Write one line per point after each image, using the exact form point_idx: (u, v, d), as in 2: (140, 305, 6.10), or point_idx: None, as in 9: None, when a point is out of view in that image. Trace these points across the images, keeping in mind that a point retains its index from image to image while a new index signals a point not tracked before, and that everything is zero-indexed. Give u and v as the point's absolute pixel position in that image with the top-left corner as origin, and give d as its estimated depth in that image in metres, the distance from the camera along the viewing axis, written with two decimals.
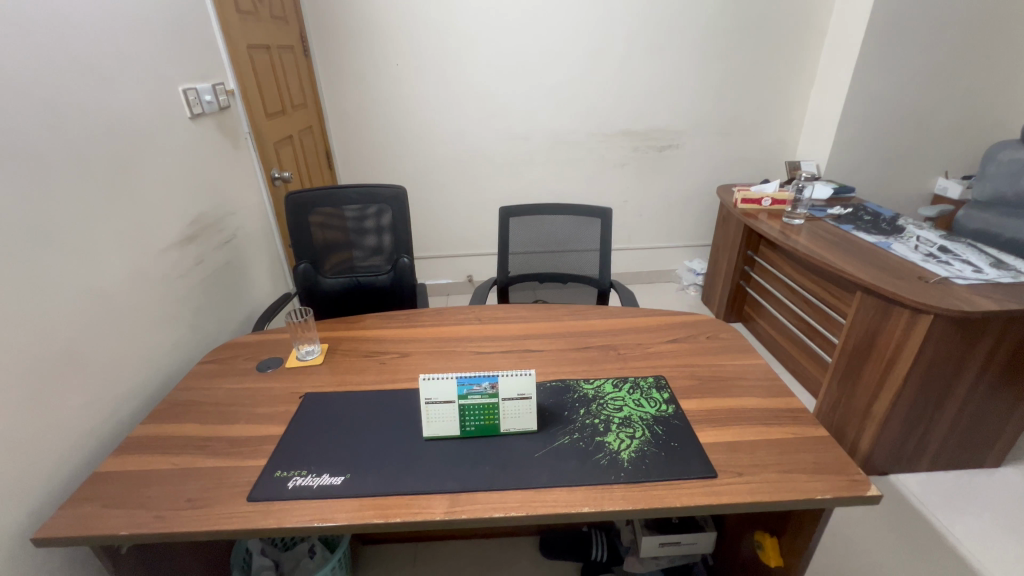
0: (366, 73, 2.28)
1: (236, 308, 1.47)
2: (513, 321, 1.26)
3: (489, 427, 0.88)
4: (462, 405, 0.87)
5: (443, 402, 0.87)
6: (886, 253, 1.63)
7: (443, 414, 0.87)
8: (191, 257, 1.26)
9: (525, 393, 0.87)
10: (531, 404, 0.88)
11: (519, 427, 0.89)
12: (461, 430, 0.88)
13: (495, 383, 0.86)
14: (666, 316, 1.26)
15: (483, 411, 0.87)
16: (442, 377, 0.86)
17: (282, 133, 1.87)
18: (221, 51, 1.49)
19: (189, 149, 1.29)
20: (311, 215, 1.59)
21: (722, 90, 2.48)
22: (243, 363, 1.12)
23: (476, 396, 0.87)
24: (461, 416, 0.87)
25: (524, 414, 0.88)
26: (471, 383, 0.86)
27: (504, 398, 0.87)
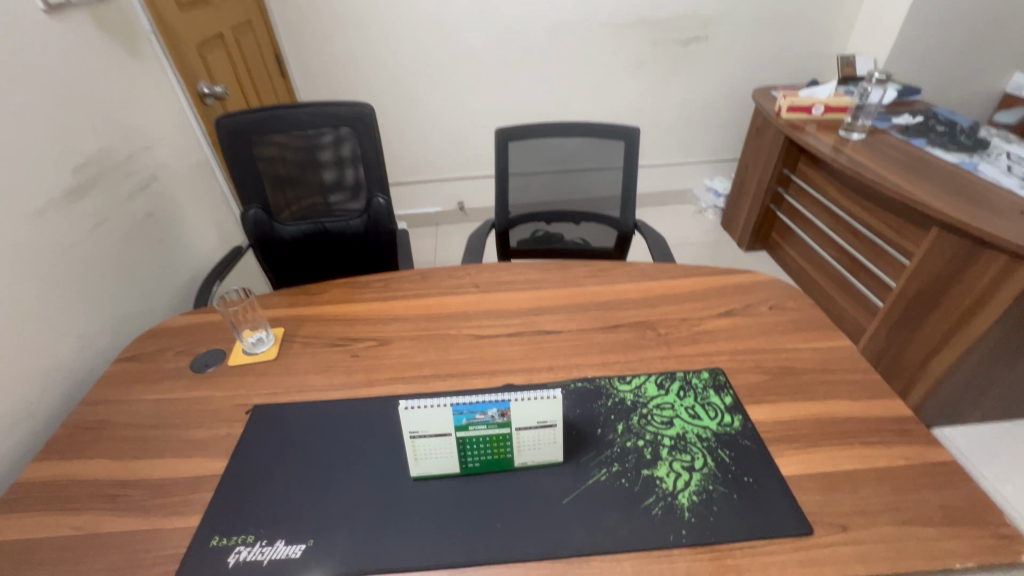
0: None
1: (172, 272, 1.18)
2: (520, 288, 0.99)
3: (498, 462, 0.65)
4: (462, 438, 0.63)
5: (436, 435, 0.63)
6: (972, 178, 1.33)
7: (436, 450, 0.64)
8: (90, 216, 0.94)
9: (548, 421, 0.63)
10: (556, 433, 0.64)
11: (539, 461, 0.66)
12: (461, 467, 0.65)
13: (507, 410, 0.62)
14: (715, 276, 0.99)
15: (491, 444, 0.64)
16: (432, 404, 0.61)
17: (208, 31, 1.43)
18: None
19: (54, 59, 0.90)
20: (253, 144, 1.24)
21: None
22: (173, 361, 0.86)
23: (481, 426, 0.63)
24: (461, 451, 0.64)
25: (546, 446, 0.65)
26: (473, 411, 0.62)
27: (520, 428, 0.63)
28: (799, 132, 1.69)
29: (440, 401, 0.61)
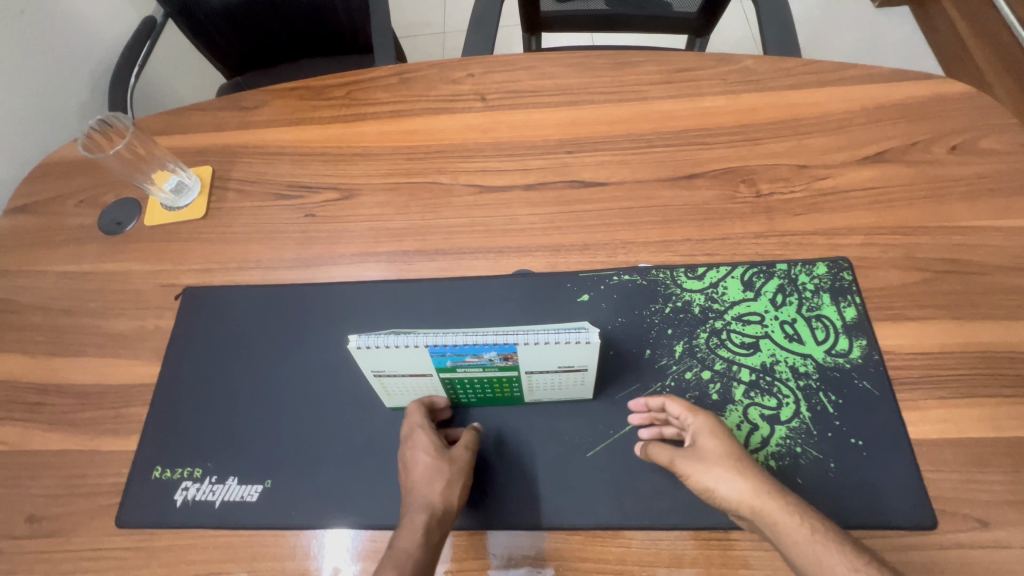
0: None
1: (56, 62, 0.85)
2: (548, 103, 0.65)
3: (502, 398, 0.48)
4: (450, 376, 0.44)
5: (411, 373, 0.44)
6: None
7: (412, 386, 0.46)
8: None
9: (573, 365, 0.43)
10: (586, 375, 0.44)
11: (558, 397, 0.48)
12: (452, 399, 0.49)
13: (515, 352, 0.41)
14: (868, 86, 0.60)
15: (491, 382, 0.45)
16: (398, 342, 0.40)
17: None
18: None
19: None
20: None
21: None
22: (75, 216, 0.64)
23: (475, 366, 0.43)
24: (448, 387, 0.46)
25: (570, 387, 0.46)
26: (463, 353, 0.41)
27: (533, 370, 0.43)
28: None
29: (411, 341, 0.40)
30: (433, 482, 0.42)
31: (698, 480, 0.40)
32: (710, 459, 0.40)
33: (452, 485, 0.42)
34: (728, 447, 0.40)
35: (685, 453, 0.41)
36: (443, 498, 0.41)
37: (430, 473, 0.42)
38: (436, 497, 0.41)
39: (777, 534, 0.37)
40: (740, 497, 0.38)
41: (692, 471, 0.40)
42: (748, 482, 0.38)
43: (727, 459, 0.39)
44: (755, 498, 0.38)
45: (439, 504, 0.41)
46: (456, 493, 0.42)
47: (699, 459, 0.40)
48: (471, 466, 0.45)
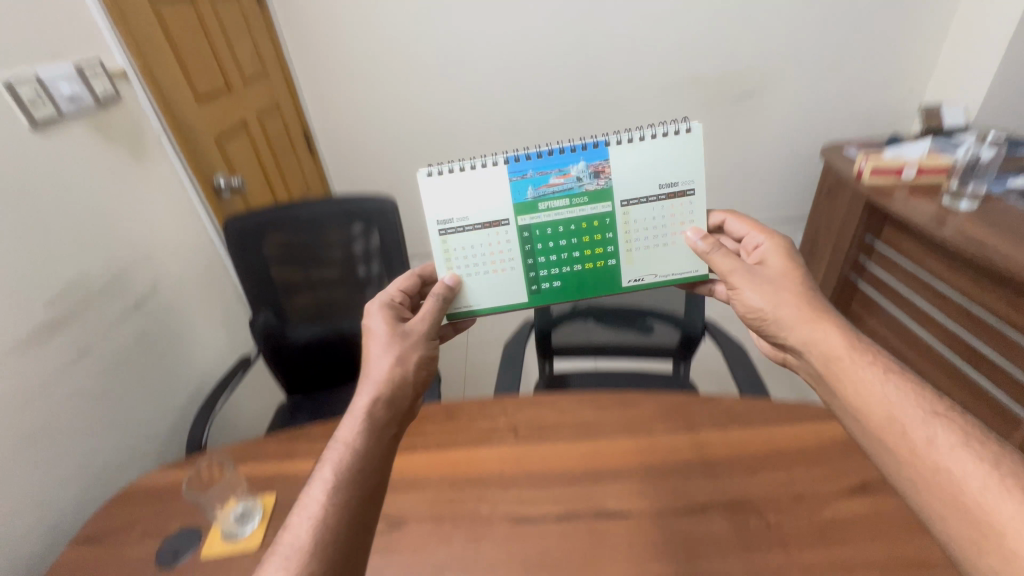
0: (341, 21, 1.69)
1: (164, 393, 1.06)
2: (570, 437, 0.78)
3: (597, 221, 0.68)
4: (533, 221, 0.68)
5: (486, 224, 0.68)
6: None
7: (484, 253, 0.69)
8: (65, 353, 0.85)
9: (668, 186, 0.67)
10: (691, 201, 0.68)
11: (660, 279, 0.71)
12: (539, 282, 0.70)
13: (607, 161, 0.66)
14: (832, 423, 0.74)
15: (583, 222, 0.68)
16: (467, 168, 0.67)
17: (226, 121, 1.38)
18: (96, 17, 0.99)
19: (40, 183, 0.83)
20: (261, 244, 1.11)
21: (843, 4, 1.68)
22: (136, 545, 0.69)
23: (563, 194, 0.67)
24: (537, 251, 0.69)
25: (672, 218, 0.69)
26: (546, 174, 0.67)
27: (643, 163, 0.66)
28: (885, 200, 1.44)
29: (485, 162, 0.66)
30: (330, 470, 0.51)
31: (751, 297, 0.63)
32: (769, 279, 0.63)
33: (343, 483, 0.50)
34: (785, 266, 0.65)
35: (750, 270, 0.65)
36: (401, 364, 0.61)
37: (333, 462, 0.51)
38: (323, 493, 0.49)
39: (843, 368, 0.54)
40: (766, 296, 0.62)
41: (750, 284, 0.64)
42: (776, 289, 0.62)
43: (785, 275, 0.63)
44: (778, 305, 0.61)
45: (396, 372, 0.60)
46: (346, 491, 0.50)
47: (756, 276, 0.64)
48: (376, 460, 0.53)
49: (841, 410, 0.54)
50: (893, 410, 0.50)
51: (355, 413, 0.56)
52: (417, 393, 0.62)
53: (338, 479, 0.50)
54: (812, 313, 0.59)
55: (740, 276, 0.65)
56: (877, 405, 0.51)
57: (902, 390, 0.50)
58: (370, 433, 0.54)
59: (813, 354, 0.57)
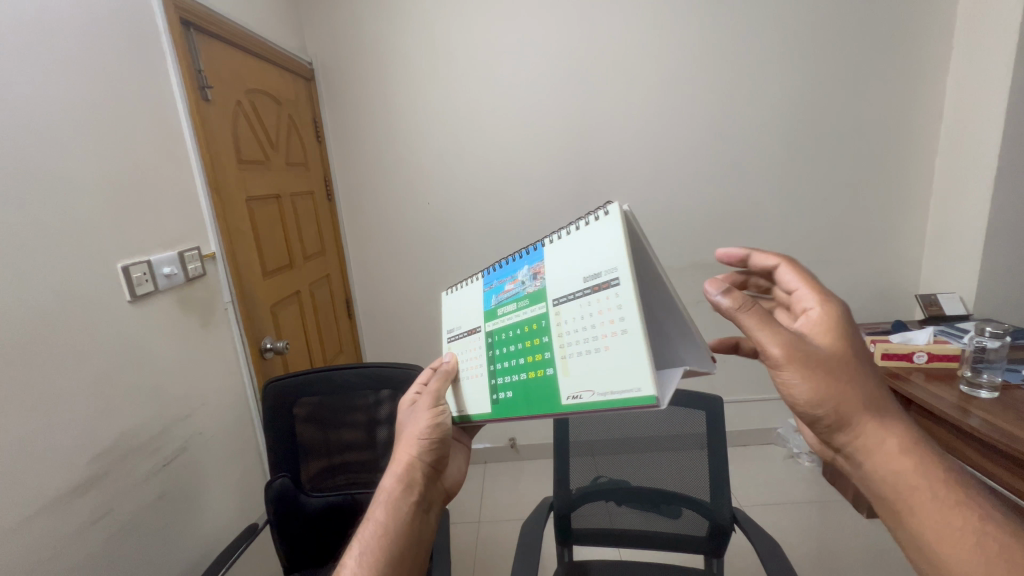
0: (394, 214, 2.03)
1: (165, 563, 1.01)
2: None
3: (536, 328, 0.64)
4: (493, 325, 0.70)
5: (468, 330, 0.74)
6: None
7: (468, 352, 0.72)
8: (89, 514, 0.85)
9: (591, 276, 0.58)
10: (617, 292, 0.56)
11: (600, 399, 0.55)
12: (494, 393, 0.65)
13: (543, 262, 0.66)
14: None
15: (528, 325, 0.65)
16: (466, 284, 0.78)
17: (284, 291, 1.57)
18: (205, 214, 1.24)
19: (122, 347, 0.95)
20: (292, 408, 1.16)
21: (825, 211, 1.94)
22: None
23: (514, 298, 0.68)
24: (496, 356, 0.68)
25: (601, 316, 0.57)
26: (502, 283, 0.72)
27: (573, 261, 0.62)
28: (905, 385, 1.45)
29: (472, 278, 0.78)
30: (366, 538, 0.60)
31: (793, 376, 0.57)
32: (824, 362, 0.57)
33: (378, 548, 0.59)
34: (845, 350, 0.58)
35: (803, 343, 0.58)
36: (417, 433, 0.66)
37: (369, 528, 0.61)
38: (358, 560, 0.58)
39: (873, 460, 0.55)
40: (818, 390, 0.56)
41: (797, 366, 0.57)
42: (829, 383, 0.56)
43: (843, 358, 0.57)
44: (833, 401, 0.56)
45: (414, 443, 0.65)
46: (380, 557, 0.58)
47: (812, 352, 0.57)
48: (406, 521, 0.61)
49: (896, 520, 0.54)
50: (955, 547, 0.49)
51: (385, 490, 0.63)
52: (439, 455, 0.66)
53: (370, 547, 0.59)
54: (872, 410, 0.56)
55: (787, 352, 0.56)
56: (944, 535, 0.50)
57: (957, 510, 0.51)
58: (394, 506, 0.61)
59: (878, 468, 0.55)
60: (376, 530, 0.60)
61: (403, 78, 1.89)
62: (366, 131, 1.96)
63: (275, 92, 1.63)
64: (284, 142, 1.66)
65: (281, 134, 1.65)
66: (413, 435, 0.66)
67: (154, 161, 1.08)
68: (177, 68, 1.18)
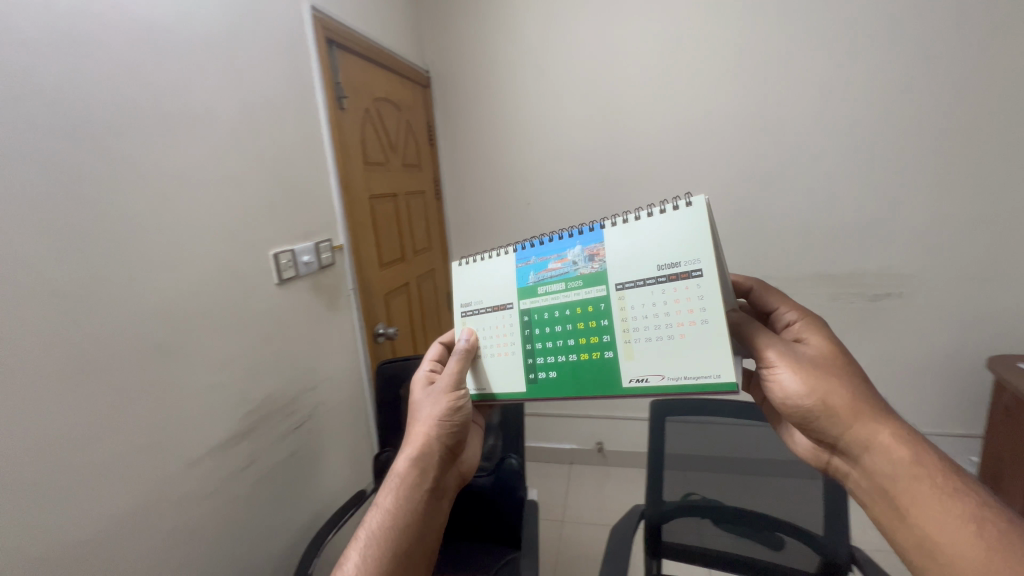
0: (496, 213, 2.11)
1: (291, 511, 1.17)
2: None
3: (592, 312, 0.68)
4: (532, 304, 0.72)
5: (493, 308, 0.75)
6: None
7: (492, 330, 0.75)
8: (239, 459, 1.01)
9: (665, 266, 0.63)
10: (697, 283, 0.61)
11: (669, 381, 0.64)
12: (536, 371, 0.71)
13: (601, 243, 0.68)
14: None
15: (580, 306, 0.69)
16: (490, 257, 0.76)
17: (396, 282, 1.72)
18: (337, 209, 1.39)
19: (270, 321, 1.11)
20: (402, 387, 1.26)
21: (988, 222, 1.65)
22: None
23: (559, 279, 0.71)
24: (537, 335, 0.72)
25: (674, 302, 0.63)
26: (546, 260, 0.72)
27: (643, 248, 0.65)
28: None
29: (499, 250, 0.76)
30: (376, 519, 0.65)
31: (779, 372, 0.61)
32: (805, 358, 0.61)
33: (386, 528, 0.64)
34: (833, 351, 0.63)
35: (784, 346, 0.63)
36: (434, 415, 0.71)
37: (378, 510, 0.66)
38: (368, 538, 0.63)
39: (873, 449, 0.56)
40: (806, 379, 0.59)
41: (781, 361, 0.61)
42: (809, 372, 0.60)
43: (827, 357, 0.62)
44: (818, 389, 0.59)
45: (430, 425, 0.70)
46: (387, 536, 0.63)
47: (793, 352, 0.62)
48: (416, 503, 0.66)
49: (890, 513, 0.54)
50: (956, 537, 0.49)
51: (401, 464, 0.68)
52: (456, 433, 0.71)
53: (379, 528, 0.64)
54: (858, 407, 0.57)
55: (777, 354, 0.62)
56: (947, 522, 0.50)
57: (954, 498, 0.51)
58: (406, 489, 0.66)
59: (875, 462, 0.55)
60: (393, 500, 0.66)
61: (511, 81, 1.95)
62: (474, 132, 2.06)
63: (397, 99, 1.78)
64: (403, 145, 1.82)
65: (401, 137, 1.80)
66: (431, 416, 0.71)
67: (302, 163, 1.25)
68: (323, 82, 1.35)
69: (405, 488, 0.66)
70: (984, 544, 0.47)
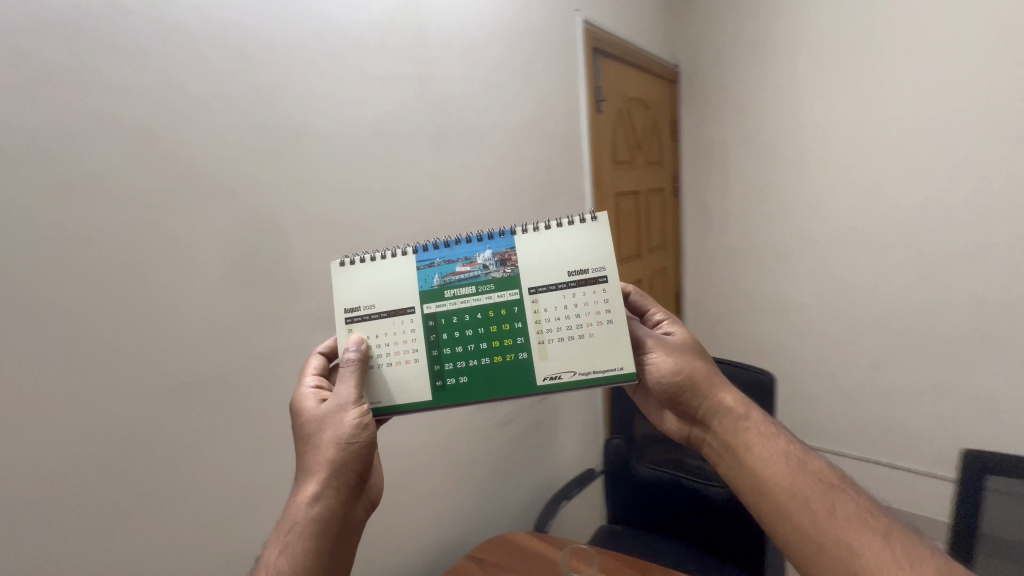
0: (743, 213, 2.02)
1: (536, 474, 1.34)
2: None
3: (504, 316, 0.65)
4: (436, 307, 0.66)
5: (389, 312, 0.66)
6: None
7: (391, 335, 0.65)
8: (501, 418, 1.22)
9: (579, 272, 0.64)
10: (603, 288, 0.64)
11: (582, 377, 0.64)
12: (443, 376, 0.64)
13: (511, 248, 0.66)
14: None
15: (491, 310, 0.66)
16: (378, 258, 0.67)
17: (632, 279, 1.77)
18: (588, 205, 1.51)
19: None
20: None
21: None
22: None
23: (469, 282, 0.66)
24: (444, 340, 0.65)
25: (584, 306, 0.64)
26: (451, 263, 0.67)
27: (541, 254, 0.65)
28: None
29: (389, 252, 0.67)
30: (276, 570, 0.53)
31: (658, 361, 0.66)
32: (676, 348, 0.67)
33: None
34: (694, 343, 0.69)
35: (663, 339, 0.68)
36: (338, 434, 0.59)
37: (279, 553, 0.55)
38: None
39: (765, 438, 0.60)
40: (678, 360, 0.66)
41: (660, 351, 0.66)
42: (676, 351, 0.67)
43: (691, 348, 0.68)
44: (685, 366, 0.66)
45: (334, 446, 0.59)
46: None
47: (667, 344, 0.67)
48: (315, 541, 0.55)
49: (736, 473, 0.59)
50: (853, 534, 0.50)
51: (303, 506, 0.56)
52: (367, 455, 0.61)
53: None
54: (713, 379, 0.66)
55: (656, 340, 0.67)
56: (801, 481, 0.55)
57: (796, 462, 0.57)
58: (307, 524, 0.56)
59: (761, 450, 0.59)
60: (285, 552, 0.54)
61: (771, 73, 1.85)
62: (725, 131, 2.03)
63: (647, 98, 1.80)
64: (648, 143, 1.84)
65: (648, 136, 1.83)
66: (331, 443, 0.59)
67: (565, 163, 1.41)
68: (586, 88, 1.47)
69: (307, 531, 0.55)
70: (831, 503, 0.53)
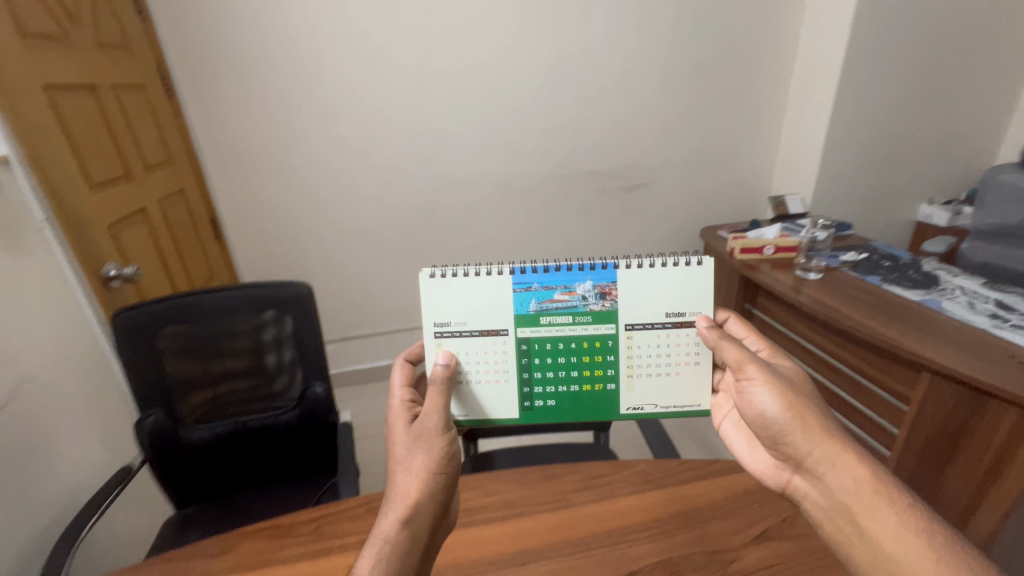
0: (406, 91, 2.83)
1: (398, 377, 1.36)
2: None
3: (598, 352, 1.08)
4: (532, 331, 1.07)
5: (483, 332, 1.06)
6: (953, 322, 1.96)
7: (488, 342, 1.07)
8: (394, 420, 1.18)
9: (673, 315, 1.06)
10: (697, 333, 1.07)
11: (658, 403, 1.09)
12: (533, 400, 1.09)
13: (611, 286, 1.06)
14: None
15: (586, 343, 1.08)
16: (468, 275, 1.05)
17: None
18: None
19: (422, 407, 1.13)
20: None
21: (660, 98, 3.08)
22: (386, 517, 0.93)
23: (564, 314, 1.07)
24: (534, 368, 1.08)
25: (677, 342, 1.07)
26: (550, 289, 1.06)
27: (653, 297, 1.06)
28: (910, 349, 1.80)
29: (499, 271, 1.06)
30: (370, 553, 0.89)
31: (757, 393, 1.01)
32: (778, 371, 1.04)
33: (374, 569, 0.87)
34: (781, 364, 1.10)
35: (754, 363, 1.02)
36: (418, 470, 0.95)
37: (371, 550, 0.90)
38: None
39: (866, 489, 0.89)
40: (779, 396, 0.99)
41: (755, 375, 1.01)
42: (791, 397, 0.98)
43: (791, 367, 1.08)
44: (783, 410, 0.98)
45: (417, 479, 0.94)
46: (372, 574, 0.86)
47: (771, 367, 1.04)
48: (403, 549, 0.90)
49: (850, 533, 0.88)
50: (905, 557, 0.82)
51: (394, 523, 0.91)
52: (444, 484, 0.96)
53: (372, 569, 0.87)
54: (809, 426, 0.96)
55: (766, 381, 1.00)
56: (893, 541, 0.83)
57: (909, 534, 0.83)
58: (392, 538, 0.90)
59: (868, 512, 0.87)
60: (376, 557, 0.88)
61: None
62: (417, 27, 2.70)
63: None
64: None
65: None
66: (417, 472, 0.95)
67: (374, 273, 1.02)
68: None
69: (394, 546, 0.89)
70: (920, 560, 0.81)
